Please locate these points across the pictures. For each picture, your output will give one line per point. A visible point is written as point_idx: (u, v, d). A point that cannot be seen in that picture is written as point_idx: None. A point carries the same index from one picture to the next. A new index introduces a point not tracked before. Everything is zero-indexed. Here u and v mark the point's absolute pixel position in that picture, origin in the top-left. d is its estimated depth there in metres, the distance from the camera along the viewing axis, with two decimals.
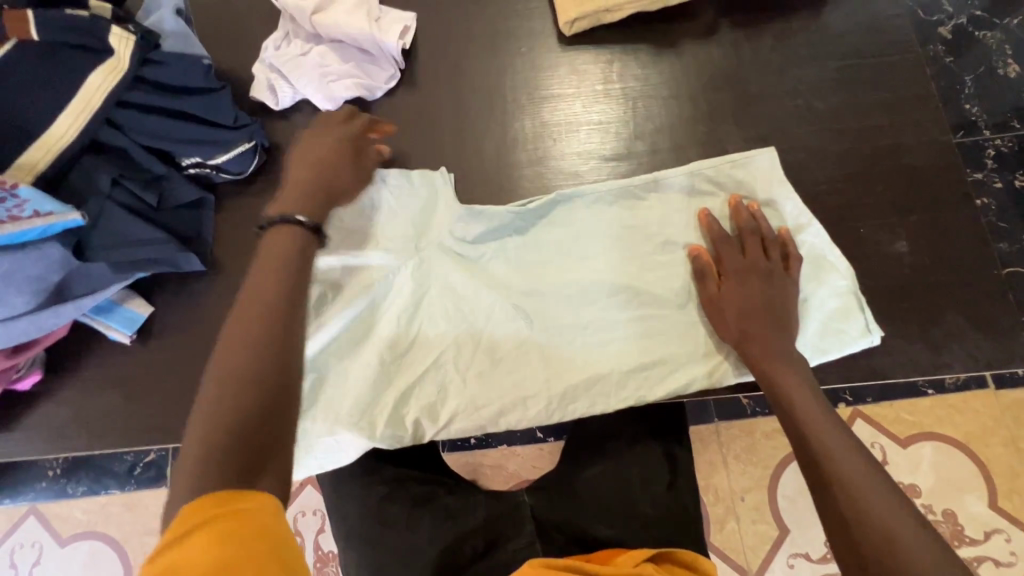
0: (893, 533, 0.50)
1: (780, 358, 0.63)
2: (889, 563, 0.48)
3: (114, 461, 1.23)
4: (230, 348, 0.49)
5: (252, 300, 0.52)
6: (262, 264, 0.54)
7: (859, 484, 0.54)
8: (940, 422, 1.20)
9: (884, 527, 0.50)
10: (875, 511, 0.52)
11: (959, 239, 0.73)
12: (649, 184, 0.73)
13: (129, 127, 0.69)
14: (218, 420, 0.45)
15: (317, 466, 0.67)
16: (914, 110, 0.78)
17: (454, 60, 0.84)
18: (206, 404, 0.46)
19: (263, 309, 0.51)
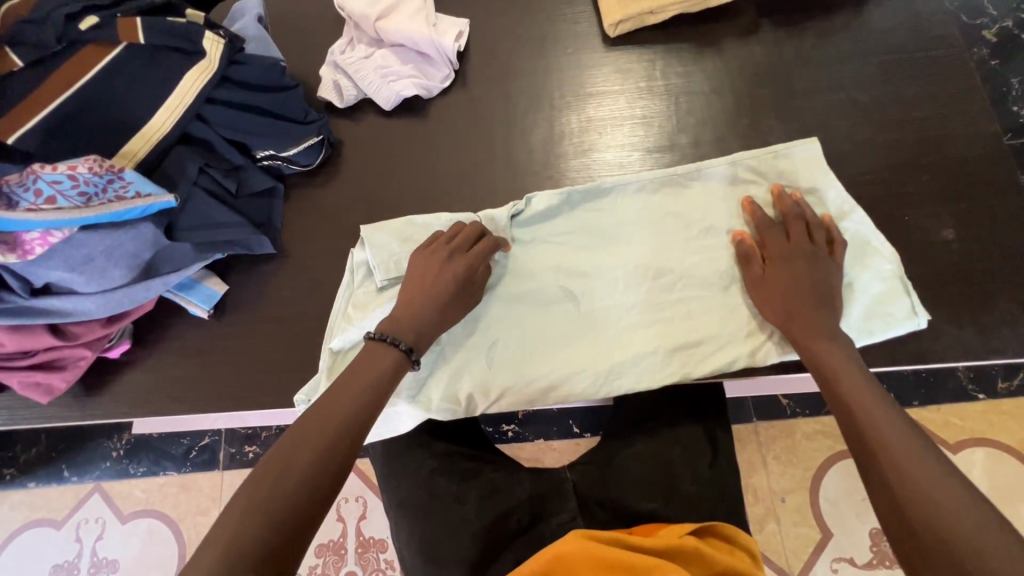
0: (943, 503, 0.51)
1: (825, 337, 0.65)
2: (932, 521, 0.50)
3: (172, 443, 1.29)
4: (297, 435, 0.55)
5: (333, 400, 0.59)
6: (354, 371, 0.61)
7: (908, 457, 0.54)
8: (993, 427, 1.16)
9: (929, 495, 0.51)
10: (923, 481, 0.52)
11: (1009, 227, 0.73)
12: (692, 175, 0.76)
13: (215, 122, 0.76)
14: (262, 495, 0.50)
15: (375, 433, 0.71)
16: (961, 102, 0.79)
17: (504, 61, 0.89)
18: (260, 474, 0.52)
19: (345, 412, 0.58)
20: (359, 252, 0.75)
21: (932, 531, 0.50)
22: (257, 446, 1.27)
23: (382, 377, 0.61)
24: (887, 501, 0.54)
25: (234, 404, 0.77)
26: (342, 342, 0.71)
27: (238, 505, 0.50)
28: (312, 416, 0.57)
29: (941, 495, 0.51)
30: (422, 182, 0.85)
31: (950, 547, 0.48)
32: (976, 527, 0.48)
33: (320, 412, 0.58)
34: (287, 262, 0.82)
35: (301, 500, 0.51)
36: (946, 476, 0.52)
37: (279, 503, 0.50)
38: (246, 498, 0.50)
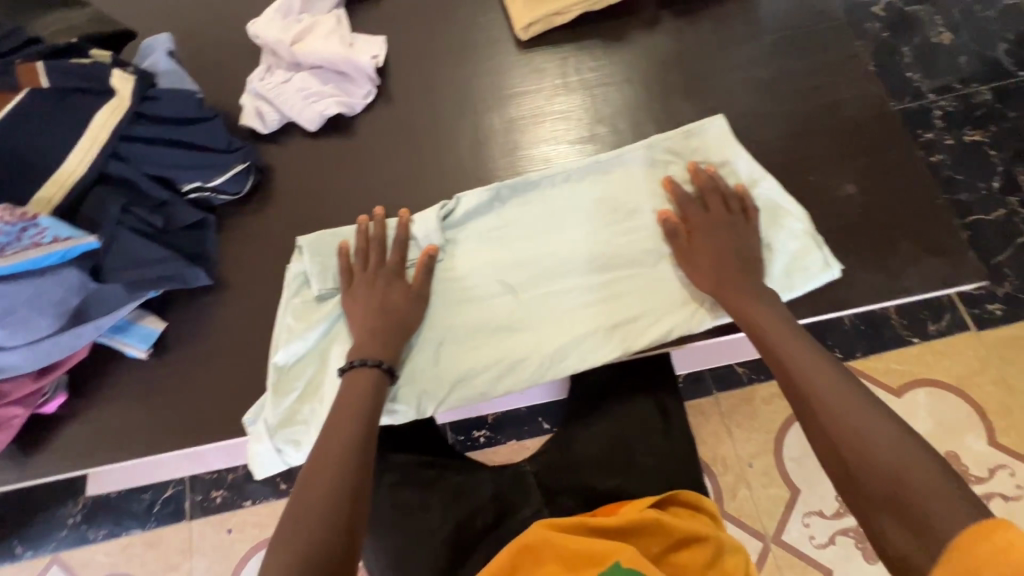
0: (876, 442, 0.55)
1: (752, 298, 0.69)
2: (866, 459, 0.54)
3: (133, 500, 1.23)
4: (312, 472, 0.59)
5: (334, 427, 0.62)
6: (340, 405, 0.64)
7: (838, 402, 0.59)
8: (930, 367, 1.25)
9: (862, 436, 0.56)
10: (854, 425, 0.57)
11: (902, 176, 0.80)
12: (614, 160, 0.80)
13: (134, 160, 0.75)
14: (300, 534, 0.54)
15: None
16: (848, 69, 0.86)
17: (425, 72, 0.92)
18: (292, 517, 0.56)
19: (347, 435, 0.61)
20: (296, 264, 0.77)
21: (871, 469, 0.54)
22: (225, 490, 1.23)
23: (369, 403, 0.65)
24: (827, 444, 0.58)
25: (184, 442, 0.75)
26: (285, 355, 0.72)
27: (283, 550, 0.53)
28: (314, 461, 0.60)
29: (873, 434, 0.55)
30: (355, 198, 0.86)
31: (888, 482, 0.53)
32: (905, 461, 0.53)
33: (320, 454, 0.60)
34: (225, 292, 0.81)
35: (333, 524, 0.55)
36: (877, 415, 0.57)
37: (316, 537, 0.54)
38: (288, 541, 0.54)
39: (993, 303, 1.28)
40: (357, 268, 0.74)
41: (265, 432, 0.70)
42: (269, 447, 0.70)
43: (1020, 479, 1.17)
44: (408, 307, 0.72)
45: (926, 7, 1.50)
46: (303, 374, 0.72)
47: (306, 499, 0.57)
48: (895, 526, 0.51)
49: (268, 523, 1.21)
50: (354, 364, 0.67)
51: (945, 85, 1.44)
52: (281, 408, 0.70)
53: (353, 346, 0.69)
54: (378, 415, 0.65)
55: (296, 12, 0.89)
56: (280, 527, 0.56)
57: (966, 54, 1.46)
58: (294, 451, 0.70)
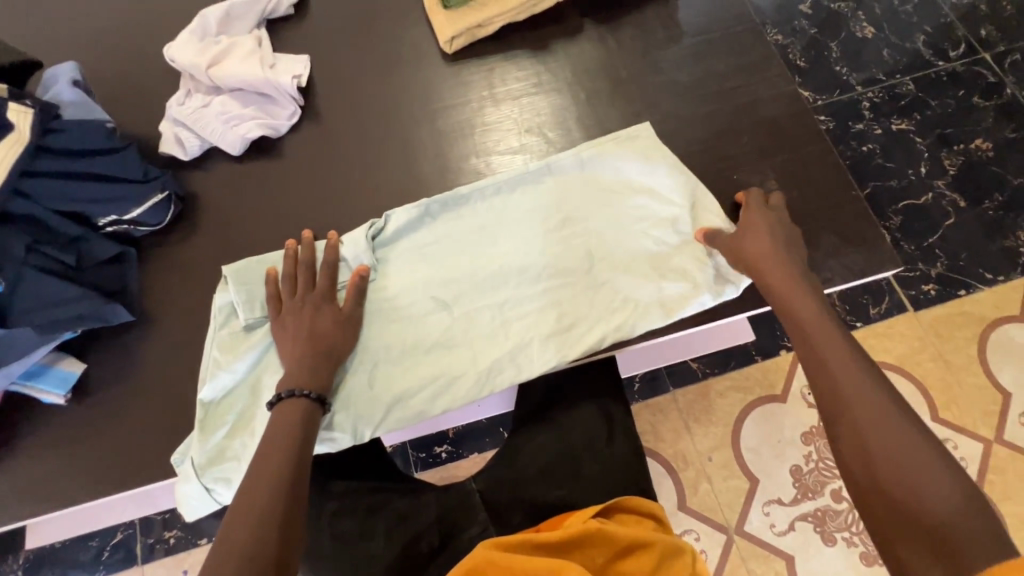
0: (899, 443, 0.54)
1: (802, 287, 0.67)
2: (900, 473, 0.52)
3: (78, 550, 1.17)
4: (241, 504, 0.56)
5: (264, 457, 0.60)
6: (270, 435, 0.62)
7: (868, 409, 0.56)
8: (873, 350, 1.29)
9: (892, 451, 0.53)
10: (885, 436, 0.54)
11: (821, 171, 0.82)
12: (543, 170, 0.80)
13: (39, 196, 0.72)
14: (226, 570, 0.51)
15: None
16: (767, 68, 0.89)
17: (351, 90, 0.91)
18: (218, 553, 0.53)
19: (278, 464, 0.59)
20: (221, 294, 0.74)
21: (899, 469, 0.53)
22: (177, 530, 1.18)
23: (300, 431, 0.62)
24: (853, 452, 0.55)
25: (109, 488, 0.71)
26: (212, 390, 0.69)
27: None
28: (241, 498, 0.57)
29: (906, 451, 0.53)
30: (285, 221, 0.84)
31: (885, 484, 0.53)
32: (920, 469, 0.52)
33: (247, 490, 0.57)
34: (150, 328, 0.78)
35: (263, 556, 0.53)
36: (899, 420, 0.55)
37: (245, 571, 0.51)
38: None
39: (927, 284, 1.34)
40: (285, 294, 0.72)
41: (192, 471, 0.66)
42: (198, 486, 0.67)
43: (962, 451, 1.22)
44: (338, 331, 0.70)
45: (849, 4, 1.57)
46: (233, 407, 0.69)
47: (230, 540, 0.54)
48: (922, 555, 0.49)
49: None
50: (280, 398, 0.64)
51: (871, 77, 1.50)
52: (209, 445, 0.67)
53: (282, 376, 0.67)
54: (312, 441, 0.63)
55: (212, 35, 0.86)
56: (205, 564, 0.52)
57: (888, 47, 1.52)
58: (226, 489, 0.67)
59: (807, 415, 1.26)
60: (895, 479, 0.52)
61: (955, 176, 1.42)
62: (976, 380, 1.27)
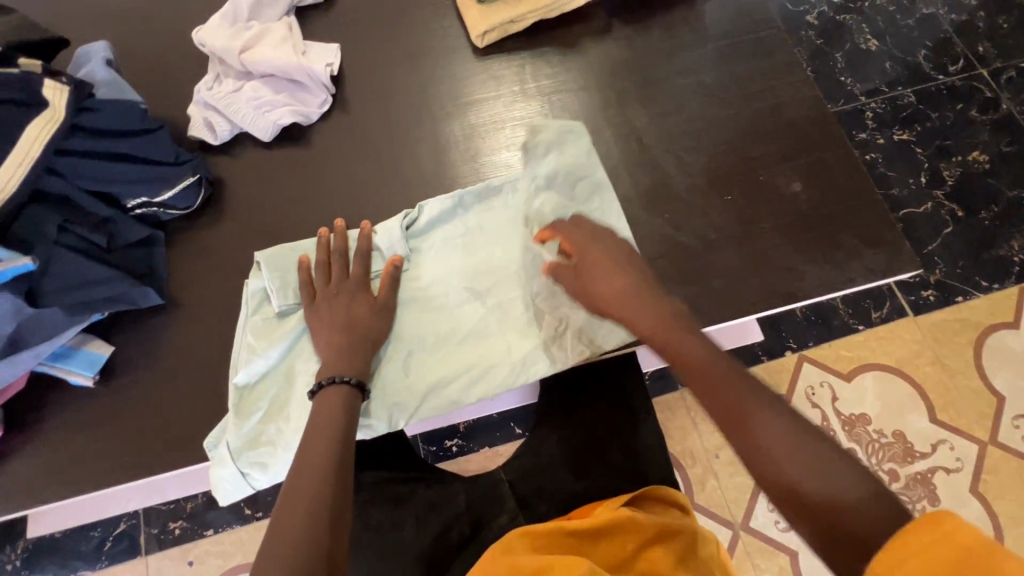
0: (789, 444, 0.54)
1: (677, 325, 0.65)
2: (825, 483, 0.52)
3: (81, 539, 1.15)
4: (292, 487, 0.58)
5: (311, 442, 0.61)
6: (313, 426, 0.62)
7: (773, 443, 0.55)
8: (875, 352, 1.33)
9: (814, 470, 0.53)
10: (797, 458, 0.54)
11: (843, 174, 0.85)
12: (560, 153, 0.79)
13: (70, 174, 0.71)
14: (282, 550, 0.53)
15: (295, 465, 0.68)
16: (789, 73, 0.91)
17: (382, 81, 0.91)
18: (275, 533, 0.55)
19: (326, 448, 0.60)
20: (254, 280, 0.74)
21: (773, 471, 0.54)
22: (184, 520, 1.17)
23: (343, 421, 0.63)
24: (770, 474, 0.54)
25: (137, 473, 0.71)
26: (246, 375, 0.69)
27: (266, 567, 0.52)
28: (291, 488, 0.58)
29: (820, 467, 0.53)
30: (314, 209, 0.84)
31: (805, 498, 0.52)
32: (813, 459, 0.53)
33: (296, 480, 0.58)
34: (178, 312, 0.77)
35: (314, 537, 0.54)
36: (786, 424, 0.56)
37: (300, 551, 0.53)
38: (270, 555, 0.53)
39: (927, 290, 1.38)
40: (319, 282, 0.72)
41: (228, 455, 0.66)
42: (233, 470, 0.67)
43: (959, 451, 1.26)
44: (376, 320, 0.71)
45: (854, 16, 1.61)
46: (267, 393, 0.69)
47: (284, 529, 0.55)
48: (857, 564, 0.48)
49: (232, 552, 1.15)
50: (322, 386, 0.65)
51: (874, 88, 1.55)
52: (244, 429, 0.67)
53: (320, 363, 0.67)
54: (354, 427, 0.64)
55: (244, 20, 0.86)
56: (263, 544, 0.55)
57: (890, 60, 1.57)
58: (260, 474, 0.67)
59: (810, 415, 1.29)
60: (800, 472, 0.53)
61: (953, 186, 1.47)
62: (972, 384, 1.31)
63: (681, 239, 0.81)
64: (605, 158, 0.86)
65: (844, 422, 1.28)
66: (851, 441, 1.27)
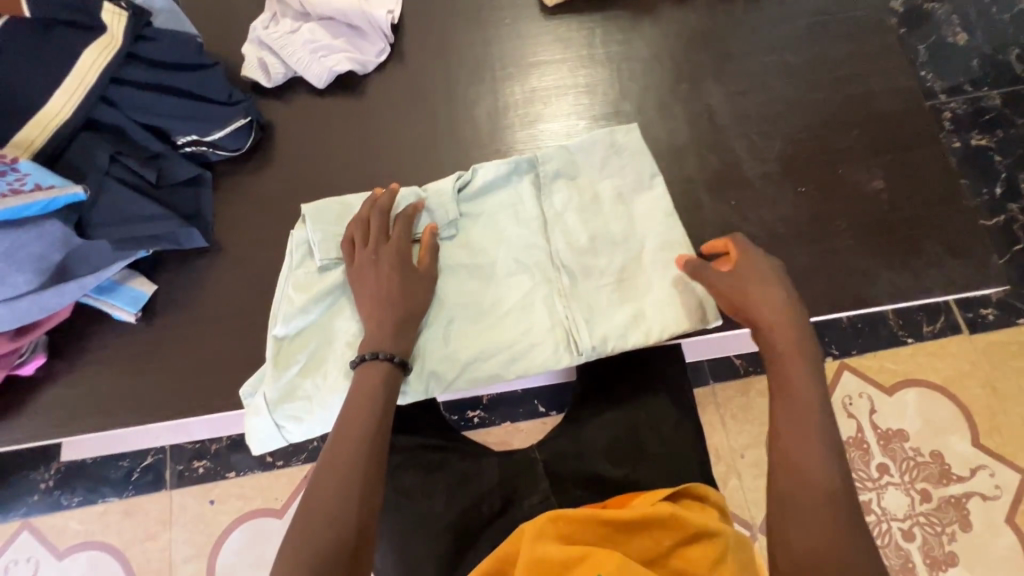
0: None
1: (805, 379, 0.60)
2: None
3: (110, 467, 1.19)
4: (328, 458, 0.57)
5: (349, 416, 0.59)
6: (349, 403, 0.60)
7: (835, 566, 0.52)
8: (921, 368, 1.27)
9: None
10: None
11: (930, 175, 0.78)
12: (587, 143, 0.76)
13: (125, 105, 0.70)
14: (316, 521, 0.53)
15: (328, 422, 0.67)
16: (882, 59, 0.84)
17: (442, 34, 0.86)
18: (310, 502, 0.55)
19: (363, 423, 0.59)
20: (299, 231, 0.72)
21: None
22: (208, 460, 1.19)
23: (381, 402, 0.60)
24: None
25: (172, 412, 0.71)
26: (286, 327, 0.67)
27: (299, 537, 0.53)
28: (326, 462, 0.57)
29: None
30: (363, 162, 0.81)
31: None
32: None
33: (331, 455, 0.57)
34: (221, 256, 0.76)
35: (344, 512, 0.54)
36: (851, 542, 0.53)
37: (332, 525, 0.53)
38: (304, 525, 0.53)
39: (987, 308, 1.30)
40: (359, 239, 0.68)
41: (264, 405, 0.66)
42: (268, 421, 0.66)
43: (999, 479, 1.20)
44: (425, 289, 0.68)
45: (944, 5, 1.48)
46: (305, 347, 0.68)
47: (316, 508, 0.54)
48: None
49: (252, 496, 1.18)
50: (362, 360, 0.62)
51: (956, 86, 1.43)
52: (280, 381, 0.66)
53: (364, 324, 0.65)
54: (393, 402, 0.62)
55: None
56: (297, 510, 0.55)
57: (979, 57, 1.44)
58: (295, 428, 0.67)
59: (845, 425, 1.24)
60: None
61: None
62: None
63: (746, 229, 0.76)
64: (672, 136, 0.80)
65: (879, 436, 1.23)
66: (885, 456, 1.22)
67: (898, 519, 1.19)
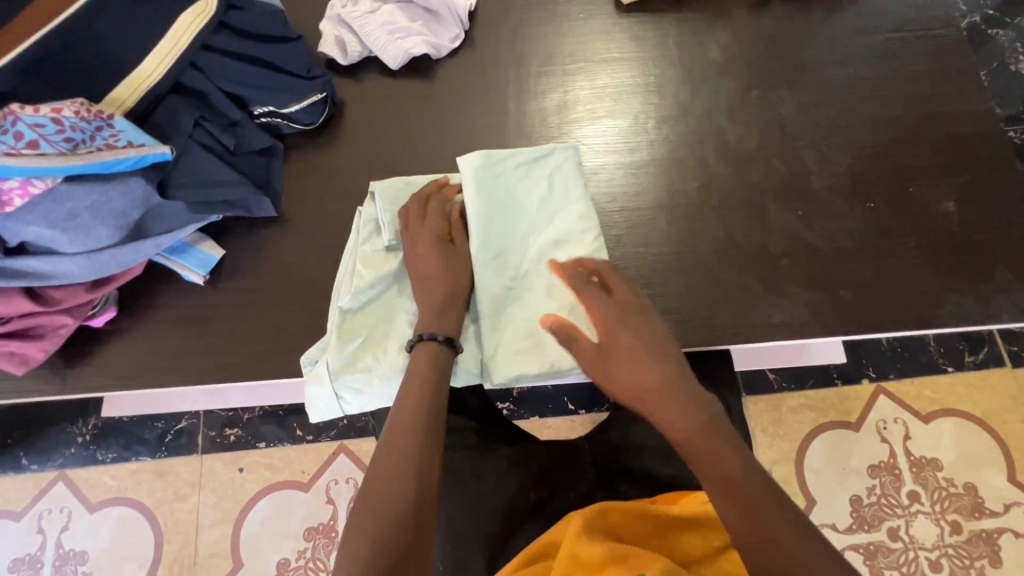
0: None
1: (660, 379, 0.58)
2: None
3: (144, 427, 1.21)
4: (387, 439, 0.57)
5: (406, 397, 0.60)
6: (405, 385, 0.61)
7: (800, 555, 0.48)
8: (961, 398, 1.24)
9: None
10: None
11: (1003, 200, 0.77)
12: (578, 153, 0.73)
13: (210, 71, 0.71)
14: (376, 501, 0.53)
15: (385, 397, 0.68)
16: (959, 80, 0.82)
17: (516, 23, 0.87)
18: (372, 480, 0.55)
19: (419, 405, 0.59)
20: (367, 209, 0.73)
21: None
22: (240, 429, 1.21)
23: (433, 385, 0.61)
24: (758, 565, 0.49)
25: (232, 375, 0.72)
26: (351, 301, 0.68)
27: (362, 514, 0.53)
28: (384, 443, 0.57)
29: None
30: (429, 145, 0.81)
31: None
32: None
33: (389, 436, 0.57)
34: (287, 227, 0.77)
35: (401, 492, 0.54)
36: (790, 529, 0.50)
37: (392, 507, 0.53)
38: (364, 503, 0.54)
39: None
40: (413, 219, 0.69)
41: (326, 375, 0.67)
42: (329, 391, 0.67)
43: None
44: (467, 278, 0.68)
45: (1010, 30, 1.44)
46: (368, 322, 0.69)
47: (372, 495, 0.54)
48: None
49: (280, 467, 1.19)
50: (424, 338, 0.63)
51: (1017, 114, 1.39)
52: (343, 353, 0.67)
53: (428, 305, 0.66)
54: (446, 385, 0.62)
55: None
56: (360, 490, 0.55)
57: None
58: (354, 399, 0.68)
59: (877, 448, 1.22)
60: None
61: None
62: None
63: (811, 241, 0.75)
64: (740, 142, 0.80)
65: (912, 463, 1.21)
66: (917, 484, 1.20)
67: (925, 549, 1.17)
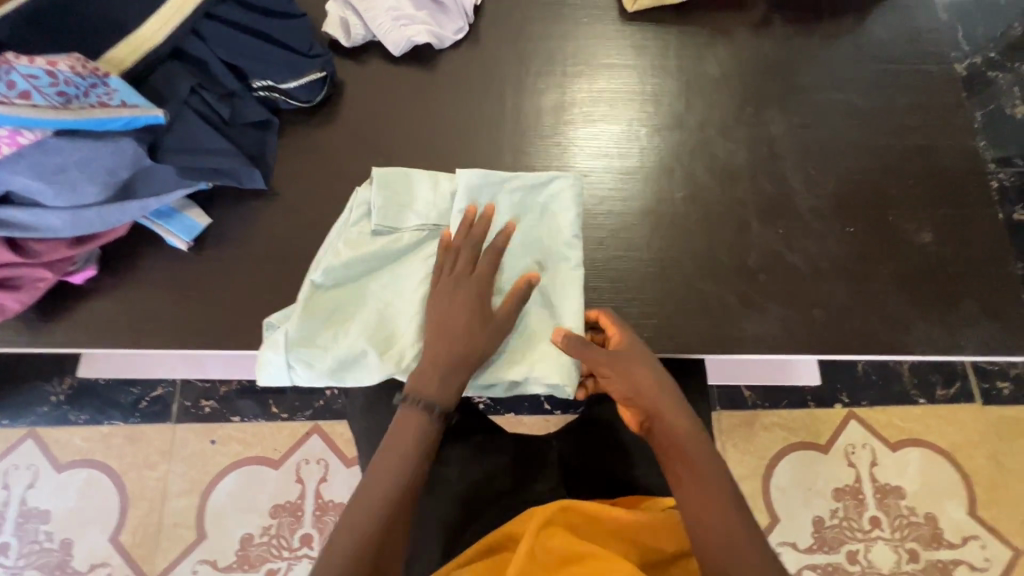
0: None
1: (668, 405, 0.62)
2: None
3: (120, 392, 1.21)
4: (385, 453, 0.59)
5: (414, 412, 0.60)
6: (415, 398, 0.61)
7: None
8: (929, 430, 1.26)
9: None
10: None
11: (978, 237, 0.78)
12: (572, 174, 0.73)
13: (212, 40, 0.72)
14: (362, 515, 0.55)
15: (340, 377, 0.68)
16: (948, 116, 0.84)
17: (520, 21, 0.88)
18: (364, 489, 0.57)
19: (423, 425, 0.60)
20: (363, 191, 0.73)
21: None
22: (215, 401, 1.21)
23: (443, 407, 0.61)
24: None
25: (208, 343, 0.73)
26: (324, 277, 0.69)
27: (348, 523, 0.55)
28: (382, 454, 0.59)
29: None
30: (425, 134, 0.82)
31: None
32: None
33: (387, 451, 0.59)
34: (276, 201, 0.78)
35: (390, 511, 0.56)
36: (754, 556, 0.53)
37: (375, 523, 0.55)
38: (352, 510, 0.56)
39: (1004, 382, 1.29)
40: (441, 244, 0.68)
41: (283, 343, 0.66)
42: (282, 359, 0.66)
43: (990, 552, 1.20)
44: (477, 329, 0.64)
45: None
46: (338, 300, 0.70)
47: (360, 510, 0.56)
48: None
49: (252, 443, 1.19)
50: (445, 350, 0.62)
51: None
52: (307, 326, 0.68)
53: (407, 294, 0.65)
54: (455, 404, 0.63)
55: None
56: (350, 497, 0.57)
57: None
58: (304, 372, 0.67)
59: (844, 472, 1.24)
60: None
61: None
62: None
63: (790, 260, 0.77)
64: (731, 158, 0.81)
65: (876, 489, 1.23)
66: (879, 510, 1.22)
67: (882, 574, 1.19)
